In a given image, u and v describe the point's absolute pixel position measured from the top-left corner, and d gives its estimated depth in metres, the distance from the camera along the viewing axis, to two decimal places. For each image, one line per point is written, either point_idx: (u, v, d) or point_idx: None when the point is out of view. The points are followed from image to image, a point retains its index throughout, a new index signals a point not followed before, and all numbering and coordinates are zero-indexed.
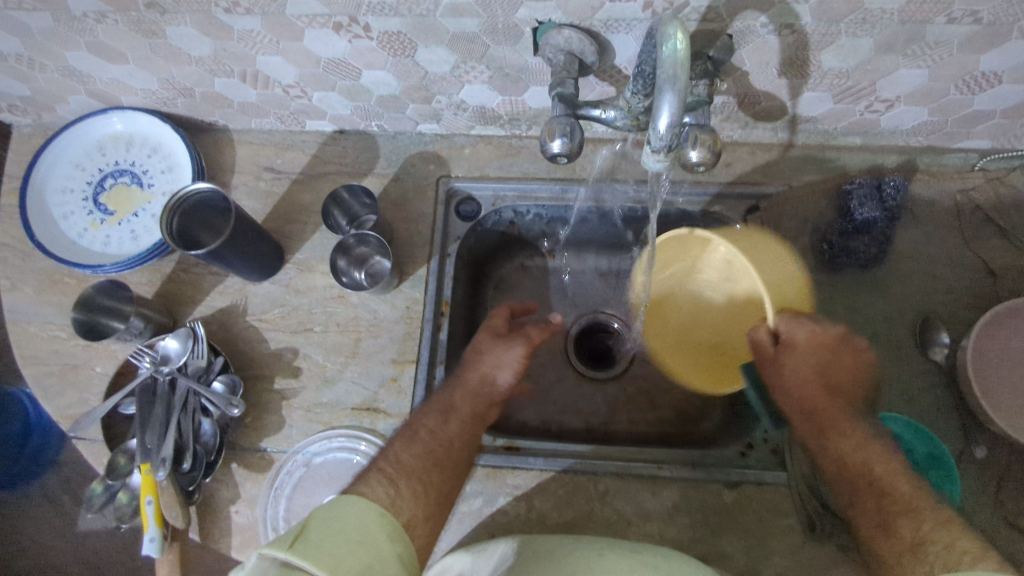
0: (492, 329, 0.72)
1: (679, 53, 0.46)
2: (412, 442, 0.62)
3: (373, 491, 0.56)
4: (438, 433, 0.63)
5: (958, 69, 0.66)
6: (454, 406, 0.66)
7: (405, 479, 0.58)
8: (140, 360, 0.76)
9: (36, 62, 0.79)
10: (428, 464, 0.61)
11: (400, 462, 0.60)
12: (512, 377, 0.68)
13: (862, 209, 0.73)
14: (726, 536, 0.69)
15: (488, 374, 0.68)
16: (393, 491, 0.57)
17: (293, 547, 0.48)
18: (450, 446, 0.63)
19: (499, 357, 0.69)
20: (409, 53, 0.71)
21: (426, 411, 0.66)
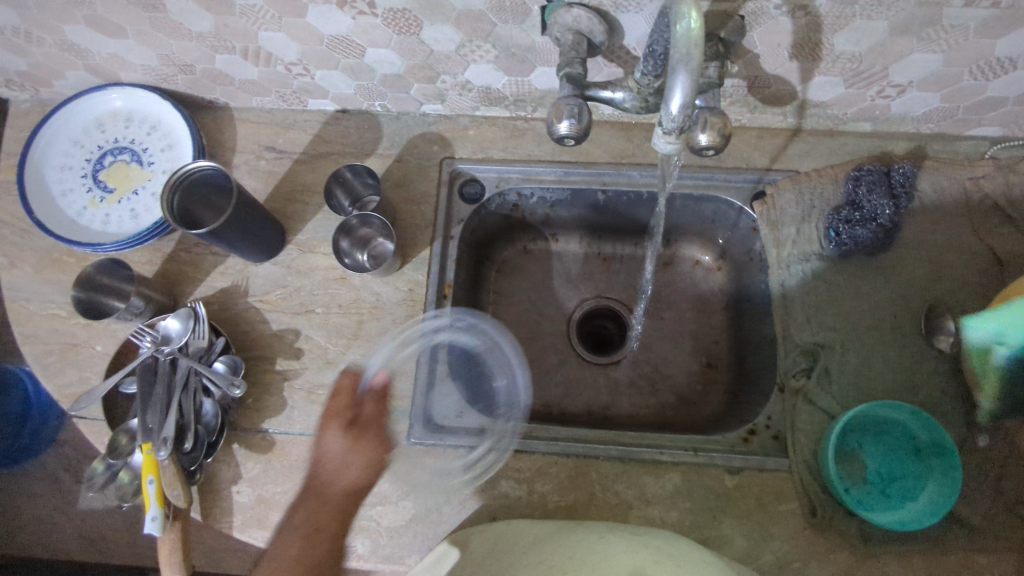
0: (334, 417, 0.67)
1: (693, 32, 0.45)
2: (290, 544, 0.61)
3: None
4: (304, 532, 0.62)
5: (973, 54, 0.65)
6: (312, 509, 0.63)
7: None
8: (142, 340, 0.77)
9: (33, 36, 0.78)
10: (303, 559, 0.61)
11: (278, 546, 0.62)
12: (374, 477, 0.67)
13: (869, 196, 0.75)
14: (725, 521, 0.69)
15: (330, 451, 0.65)
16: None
17: None
18: (326, 532, 0.63)
19: (346, 458, 0.65)
20: (415, 31, 0.70)
21: (290, 534, 0.62)
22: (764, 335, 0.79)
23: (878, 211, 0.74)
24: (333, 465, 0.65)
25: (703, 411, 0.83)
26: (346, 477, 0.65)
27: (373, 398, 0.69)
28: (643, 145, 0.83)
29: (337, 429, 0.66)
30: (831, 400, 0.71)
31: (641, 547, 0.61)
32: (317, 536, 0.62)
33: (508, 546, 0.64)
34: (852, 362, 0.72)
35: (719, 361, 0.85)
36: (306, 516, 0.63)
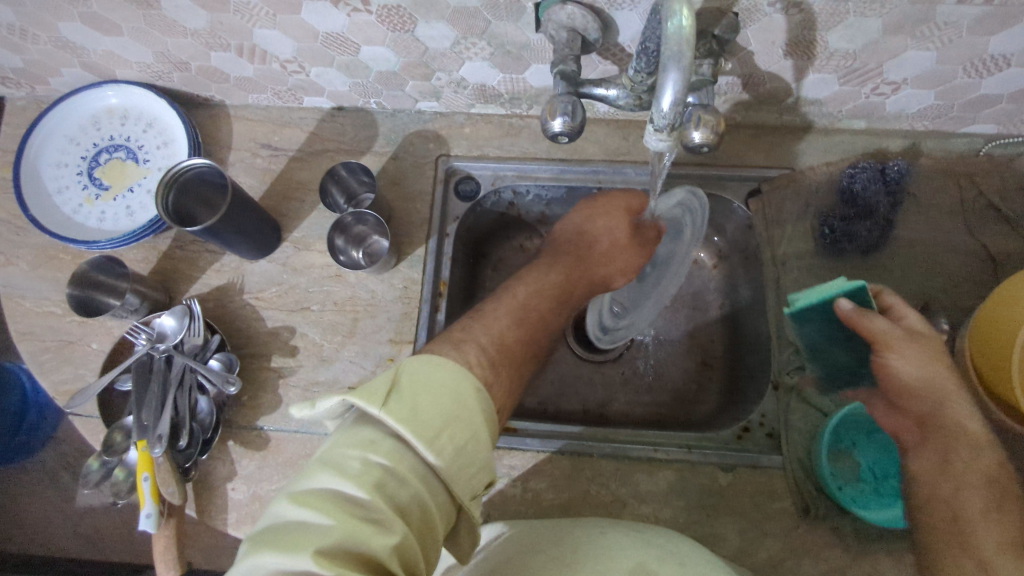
0: (622, 212, 0.80)
1: (684, 29, 0.45)
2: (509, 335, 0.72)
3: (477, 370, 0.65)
4: (517, 331, 0.74)
5: (967, 52, 0.65)
6: (549, 283, 0.79)
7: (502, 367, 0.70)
8: (136, 337, 0.76)
9: (28, 33, 0.78)
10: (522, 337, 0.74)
11: (506, 341, 0.72)
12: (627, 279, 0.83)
13: (864, 191, 0.74)
14: (719, 518, 0.69)
15: (598, 244, 0.81)
16: (490, 377, 0.66)
17: (384, 404, 0.58)
18: (543, 318, 0.77)
19: (615, 256, 0.81)
20: (409, 28, 0.70)
21: (542, 295, 0.78)
22: (759, 333, 0.79)
23: (873, 207, 0.74)
24: (588, 248, 0.81)
25: (698, 409, 0.83)
26: (604, 267, 0.82)
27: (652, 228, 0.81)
28: (639, 143, 0.84)
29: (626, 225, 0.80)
30: (824, 398, 0.73)
31: (641, 546, 0.61)
32: (567, 300, 0.80)
33: (506, 547, 0.64)
34: None
35: (714, 359, 0.85)
36: (513, 309, 0.75)
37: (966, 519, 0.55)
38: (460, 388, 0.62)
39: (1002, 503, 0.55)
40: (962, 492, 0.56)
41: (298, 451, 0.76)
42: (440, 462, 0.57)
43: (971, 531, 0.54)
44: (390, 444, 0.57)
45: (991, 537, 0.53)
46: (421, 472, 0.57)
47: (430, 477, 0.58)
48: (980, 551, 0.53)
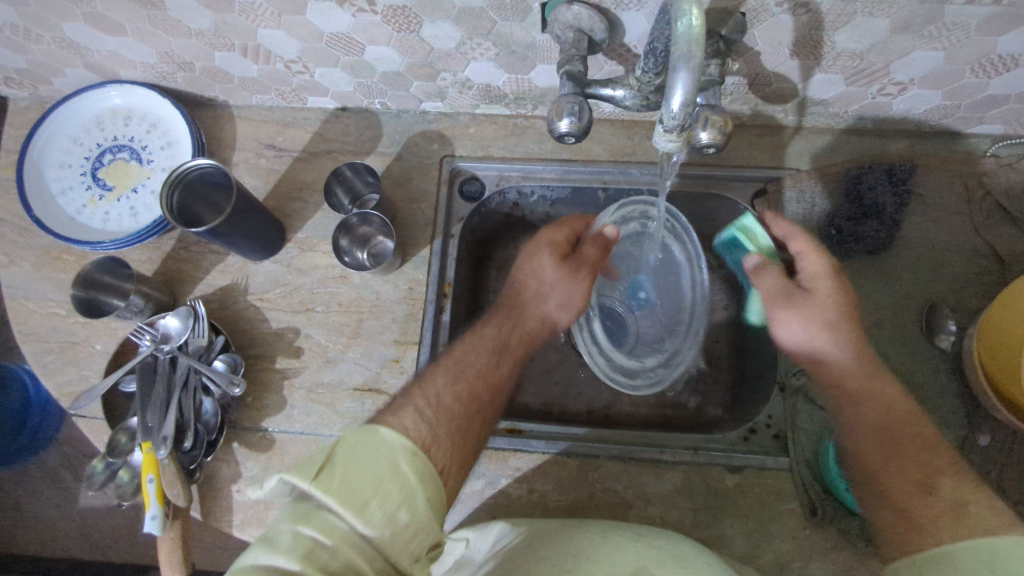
0: (556, 247, 0.77)
1: (694, 29, 0.45)
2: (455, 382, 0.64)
3: (409, 434, 0.57)
4: (457, 391, 0.64)
5: (975, 51, 0.65)
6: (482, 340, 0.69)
7: (443, 419, 0.61)
8: (142, 338, 0.77)
9: (32, 33, 0.78)
10: (467, 411, 0.63)
11: (443, 407, 0.61)
12: (567, 316, 0.76)
13: (872, 192, 0.74)
14: (726, 520, 0.69)
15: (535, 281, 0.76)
16: (428, 433, 0.58)
17: (315, 479, 0.51)
18: (480, 376, 0.66)
19: (554, 283, 0.75)
20: (414, 28, 0.70)
21: (477, 347, 0.69)
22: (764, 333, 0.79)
23: (880, 207, 0.74)
24: (532, 291, 0.76)
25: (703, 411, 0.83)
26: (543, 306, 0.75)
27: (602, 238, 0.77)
28: (644, 143, 0.83)
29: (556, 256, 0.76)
30: None
31: (644, 548, 0.60)
32: (506, 352, 0.70)
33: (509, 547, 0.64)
34: None
35: (719, 360, 0.86)
36: (448, 367, 0.66)
37: (884, 480, 0.62)
38: (393, 457, 0.54)
39: (912, 456, 0.62)
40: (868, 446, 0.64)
41: (303, 453, 0.75)
42: (378, 535, 0.51)
43: (880, 479, 0.62)
44: (319, 514, 0.50)
45: (902, 480, 0.61)
46: (356, 544, 0.50)
47: (370, 551, 0.50)
48: (900, 505, 0.60)
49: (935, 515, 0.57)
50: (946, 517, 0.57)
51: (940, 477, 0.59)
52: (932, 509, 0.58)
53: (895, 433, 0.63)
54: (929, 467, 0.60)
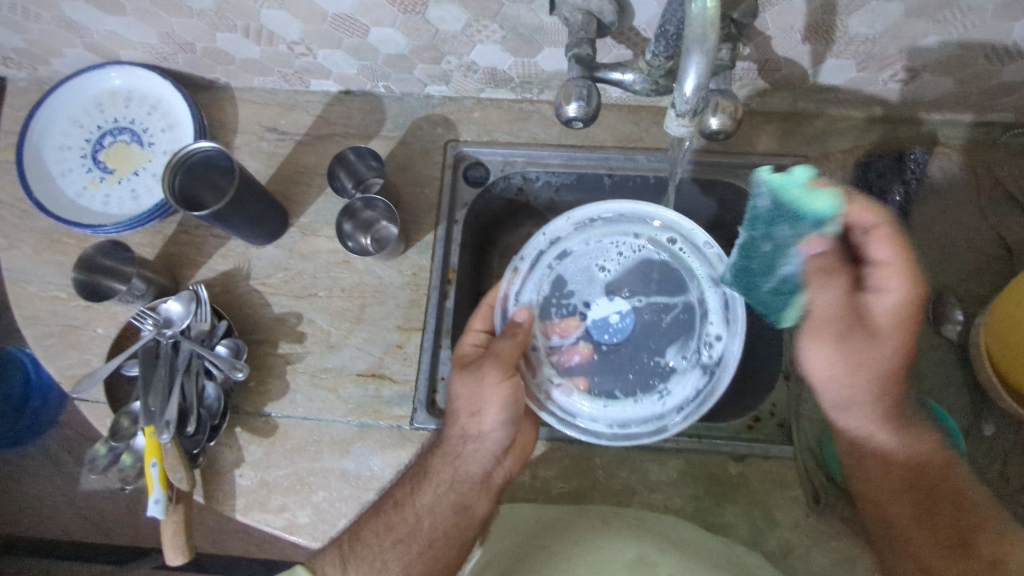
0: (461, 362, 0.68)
1: (708, 10, 0.43)
2: (379, 527, 0.63)
3: (325, 572, 0.61)
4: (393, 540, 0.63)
5: (990, 38, 0.64)
6: (408, 473, 0.67)
7: (356, 560, 0.61)
8: (142, 323, 0.75)
9: (30, 12, 0.76)
10: (387, 544, 0.63)
11: (363, 539, 0.63)
12: (497, 419, 0.64)
13: (880, 180, 0.75)
14: (729, 507, 0.71)
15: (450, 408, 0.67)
16: (340, 571, 0.61)
17: None
18: (394, 505, 0.65)
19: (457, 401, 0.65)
20: (420, 10, 0.68)
21: (401, 482, 0.67)
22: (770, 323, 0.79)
23: (889, 197, 0.74)
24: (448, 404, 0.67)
25: None
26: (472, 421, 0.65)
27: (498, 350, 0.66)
28: (651, 129, 0.82)
29: (457, 368, 0.66)
30: None
31: (645, 535, 0.64)
32: (427, 477, 0.65)
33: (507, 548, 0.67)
34: None
35: None
36: (381, 507, 0.65)
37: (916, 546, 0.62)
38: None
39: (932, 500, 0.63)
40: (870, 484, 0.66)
41: (306, 438, 0.75)
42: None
43: (913, 535, 0.63)
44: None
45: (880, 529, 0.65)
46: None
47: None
48: (919, 552, 0.62)
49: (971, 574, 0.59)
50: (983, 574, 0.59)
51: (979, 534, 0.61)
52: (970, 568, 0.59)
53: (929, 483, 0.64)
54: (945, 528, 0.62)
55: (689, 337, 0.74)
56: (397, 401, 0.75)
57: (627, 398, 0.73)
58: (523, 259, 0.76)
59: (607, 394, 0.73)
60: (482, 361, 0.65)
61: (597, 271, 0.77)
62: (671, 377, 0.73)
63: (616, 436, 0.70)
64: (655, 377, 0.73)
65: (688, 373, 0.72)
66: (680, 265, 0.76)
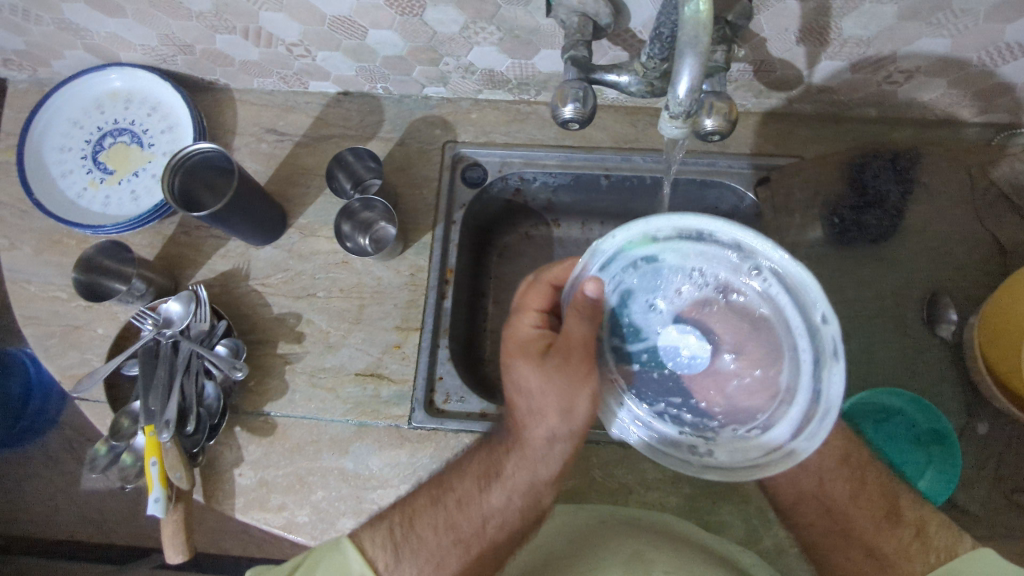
0: (527, 351, 0.59)
1: (701, 14, 0.44)
2: (440, 521, 0.60)
3: (372, 553, 0.58)
4: (449, 532, 0.60)
5: (983, 39, 0.64)
6: (475, 463, 0.63)
7: (412, 553, 0.59)
8: (142, 322, 0.75)
9: (31, 14, 0.77)
10: (449, 540, 0.60)
11: (416, 531, 0.60)
12: (567, 421, 0.59)
13: (875, 180, 0.75)
14: (725, 506, 0.71)
15: (518, 399, 0.61)
16: (393, 561, 0.58)
17: None
18: (462, 502, 0.61)
19: (533, 396, 0.59)
20: (418, 12, 0.69)
21: (464, 473, 0.63)
22: None
23: (884, 196, 0.75)
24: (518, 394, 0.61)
25: None
26: (541, 417, 0.60)
27: (571, 342, 0.55)
28: (648, 130, 0.83)
29: (533, 360, 0.58)
30: None
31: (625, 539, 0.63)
32: (500, 477, 0.62)
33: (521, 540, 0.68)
34: (855, 347, 0.74)
35: None
36: (435, 499, 0.62)
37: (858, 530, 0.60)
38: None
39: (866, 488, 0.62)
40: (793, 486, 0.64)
41: (305, 437, 0.76)
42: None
43: (851, 519, 0.61)
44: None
45: (822, 526, 0.62)
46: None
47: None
48: (862, 537, 0.60)
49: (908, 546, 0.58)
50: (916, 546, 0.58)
51: (900, 503, 0.61)
52: (903, 545, 0.58)
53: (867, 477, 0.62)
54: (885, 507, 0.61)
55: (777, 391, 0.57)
56: (395, 401, 0.76)
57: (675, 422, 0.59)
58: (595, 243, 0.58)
59: (665, 422, 0.59)
60: (562, 356, 0.56)
61: (686, 279, 0.58)
62: (739, 424, 0.57)
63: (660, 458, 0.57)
64: (716, 419, 0.58)
65: (766, 427, 0.56)
66: (781, 304, 0.56)
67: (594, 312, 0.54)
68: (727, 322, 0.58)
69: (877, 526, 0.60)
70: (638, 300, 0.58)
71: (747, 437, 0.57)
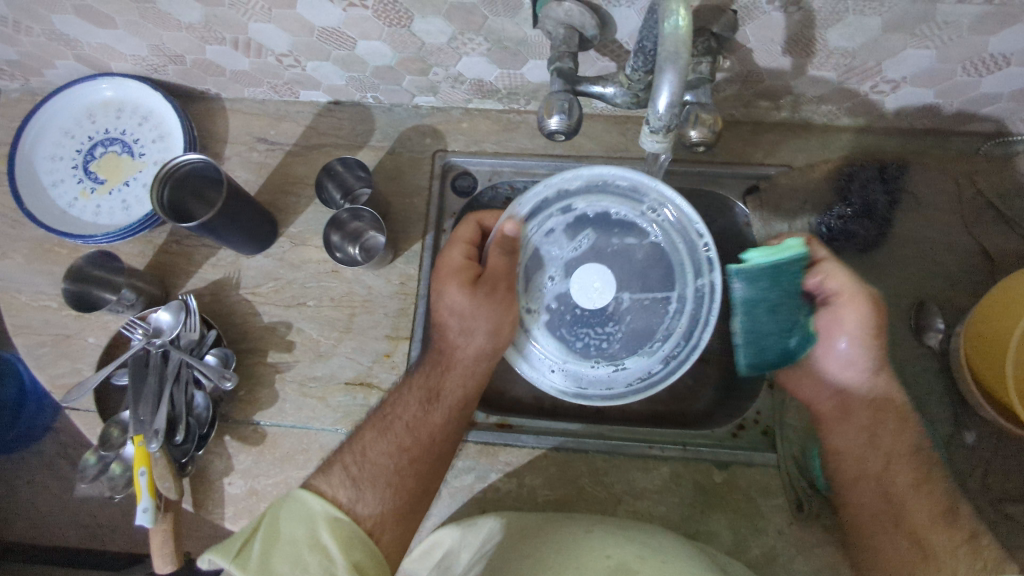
0: (455, 275, 0.68)
1: (680, 30, 0.44)
2: (381, 440, 0.65)
3: (332, 492, 0.61)
4: (391, 448, 0.65)
5: (967, 51, 0.64)
6: (415, 385, 0.68)
7: (367, 476, 0.63)
8: (132, 332, 0.75)
9: (22, 25, 0.77)
10: (401, 463, 0.64)
11: (368, 459, 0.64)
12: (495, 340, 0.69)
13: (860, 191, 0.77)
14: (714, 515, 0.71)
15: (451, 318, 0.68)
16: (354, 496, 0.61)
17: (234, 558, 0.55)
18: (412, 426, 0.66)
19: (468, 315, 0.67)
20: (406, 23, 0.69)
21: (406, 398, 0.68)
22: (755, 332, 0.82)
23: (870, 206, 0.76)
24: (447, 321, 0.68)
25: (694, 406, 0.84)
26: (466, 337, 0.68)
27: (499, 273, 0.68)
28: (637, 139, 0.83)
29: (463, 286, 0.67)
30: None
31: (617, 552, 0.60)
32: (440, 397, 0.68)
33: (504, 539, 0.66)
34: None
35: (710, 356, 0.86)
36: (381, 429, 0.66)
37: (908, 515, 0.62)
38: (310, 521, 0.58)
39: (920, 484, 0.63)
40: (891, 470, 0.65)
41: (295, 446, 0.76)
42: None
43: (905, 505, 0.63)
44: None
45: (870, 511, 0.64)
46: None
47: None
48: (913, 525, 0.62)
49: (955, 548, 0.59)
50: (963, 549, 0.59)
51: (958, 512, 0.62)
52: (950, 543, 0.59)
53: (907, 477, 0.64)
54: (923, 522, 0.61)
55: (659, 323, 0.71)
56: None
57: (588, 359, 0.72)
58: (522, 203, 0.70)
59: (571, 354, 0.72)
60: (492, 283, 0.68)
61: (589, 232, 0.72)
62: (634, 352, 0.72)
63: (575, 397, 0.70)
64: (619, 344, 0.72)
65: (654, 353, 0.71)
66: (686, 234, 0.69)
67: (513, 248, 0.69)
68: (623, 270, 0.72)
69: (932, 523, 0.61)
70: (553, 251, 0.72)
71: (636, 368, 0.71)
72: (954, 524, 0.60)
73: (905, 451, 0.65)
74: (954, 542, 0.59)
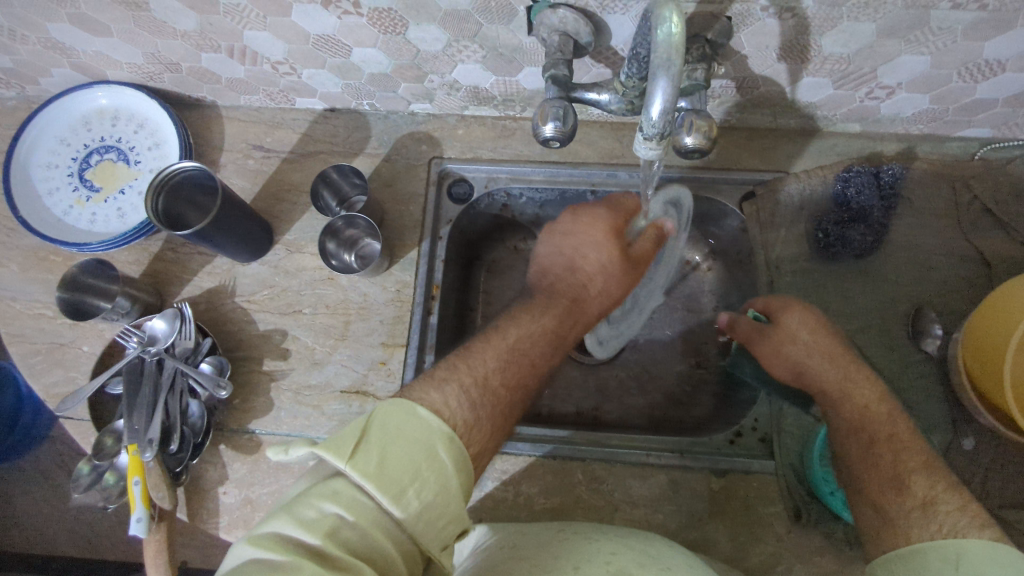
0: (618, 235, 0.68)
1: (673, 37, 0.44)
2: (506, 365, 0.59)
3: (449, 414, 0.53)
4: (506, 376, 0.59)
5: (962, 56, 0.64)
6: (544, 320, 0.64)
7: (487, 405, 0.56)
8: (128, 340, 0.76)
9: (17, 34, 0.77)
10: (514, 395, 0.59)
11: (489, 382, 0.58)
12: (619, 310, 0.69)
13: (859, 196, 0.75)
14: (712, 523, 0.70)
15: (596, 278, 0.67)
16: (470, 416, 0.55)
17: (350, 458, 0.48)
18: (532, 364, 0.61)
19: (611, 278, 0.67)
20: (401, 30, 0.69)
21: (538, 326, 0.63)
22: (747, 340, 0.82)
23: (868, 212, 0.75)
24: (587, 269, 0.67)
25: (692, 412, 0.84)
26: (603, 298, 0.68)
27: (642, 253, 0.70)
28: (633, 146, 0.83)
29: (620, 246, 0.67)
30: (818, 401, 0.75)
31: (622, 551, 0.61)
32: (563, 339, 0.64)
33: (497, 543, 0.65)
34: None
35: (707, 363, 0.87)
36: (508, 356, 0.60)
37: (864, 485, 0.60)
38: (432, 439, 0.51)
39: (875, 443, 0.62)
40: (842, 443, 0.64)
41: None
42: (405, 514, 0.48)
43: (861, 477, 0.61)
44: (350, 494, 0.47)
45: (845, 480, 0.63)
46: (382, 524, 0.47)
47: (394, 531, 0.48)
48: (870, 494, 0.60)
49: (905, 513, 0.56)
50: (913, 516, 0.56)
51: (915, 473, 0.58)
52: (903, 508, 0.57)
53: (883, 444, 0.61)
54: (905, 481, 0.58)
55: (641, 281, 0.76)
56: None
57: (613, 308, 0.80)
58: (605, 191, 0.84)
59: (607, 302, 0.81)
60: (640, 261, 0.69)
61: None
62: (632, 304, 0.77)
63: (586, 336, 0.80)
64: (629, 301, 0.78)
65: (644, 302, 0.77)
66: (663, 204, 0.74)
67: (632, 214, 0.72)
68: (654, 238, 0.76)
69: (883, 488, 0.59)
70: None
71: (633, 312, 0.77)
72: (905, 493, 0.57)
73: (865, 429, 0.63)
74: (905, 508, 0.57)
